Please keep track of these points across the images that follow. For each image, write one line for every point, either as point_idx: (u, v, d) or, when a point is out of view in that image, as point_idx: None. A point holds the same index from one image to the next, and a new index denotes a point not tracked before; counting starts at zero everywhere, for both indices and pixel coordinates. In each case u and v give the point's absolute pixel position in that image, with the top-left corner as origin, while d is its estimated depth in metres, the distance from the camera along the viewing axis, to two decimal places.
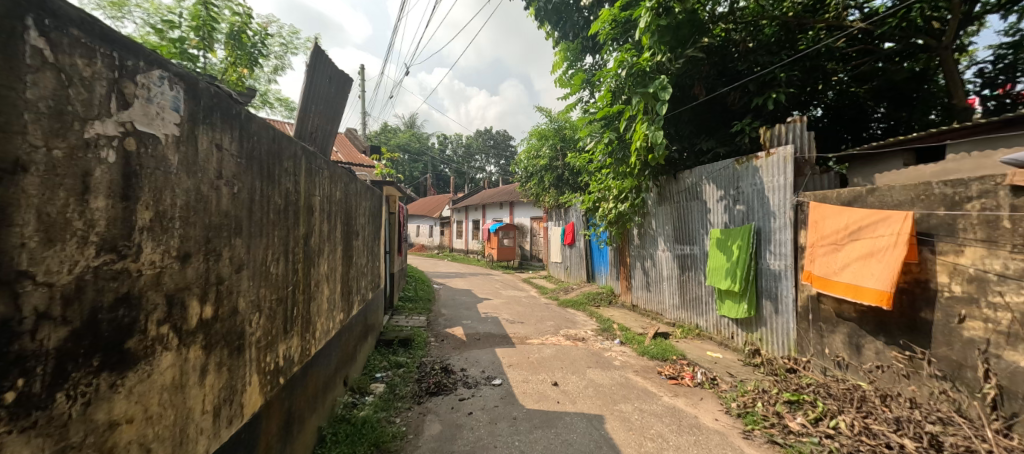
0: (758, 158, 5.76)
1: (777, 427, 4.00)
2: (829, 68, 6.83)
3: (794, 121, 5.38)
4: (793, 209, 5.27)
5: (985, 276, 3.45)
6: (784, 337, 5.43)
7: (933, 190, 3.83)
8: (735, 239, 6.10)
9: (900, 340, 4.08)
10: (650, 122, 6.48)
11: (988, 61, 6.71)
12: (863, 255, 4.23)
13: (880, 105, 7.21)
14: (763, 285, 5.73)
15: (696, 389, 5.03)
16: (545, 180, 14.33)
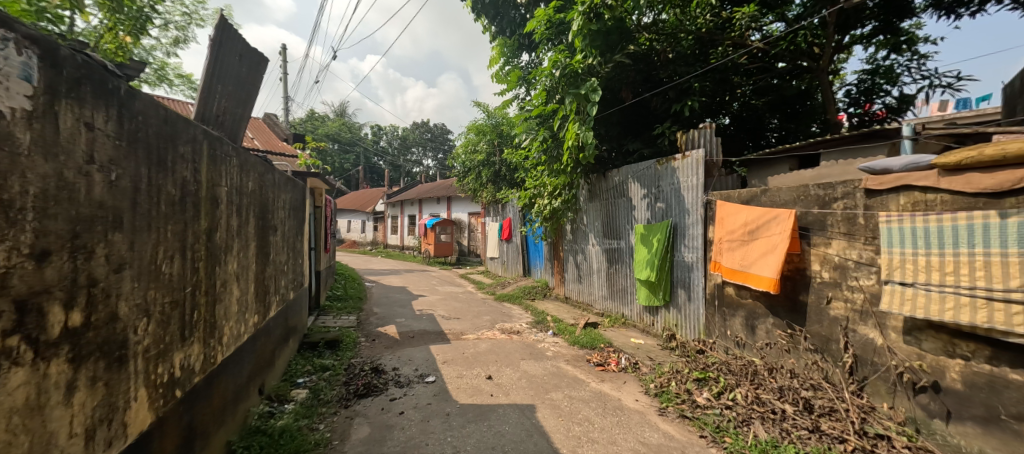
0: (675, 160, 6.20)
1: (687, 403, 4.40)
2: (735, 80, 7.54)
3: (705, 127, 5.87)
4: (704, 207, 5.76)
5: (846, 264, 4.03)
6: (695, 323, 5.94)
7: (809, 191, 4.38)
8: (655, 234, 6.54)
9: (784, 320, 4.64)
10: (581, 122, 6.71)
11: (854, 84, 7.78)
12: (759, 248, 4.73)
13: (774, 117, 8.08)
14: (678, 275, 6.23)
15: (621, 374, 5.36)
16: (483, 175, 14.35)
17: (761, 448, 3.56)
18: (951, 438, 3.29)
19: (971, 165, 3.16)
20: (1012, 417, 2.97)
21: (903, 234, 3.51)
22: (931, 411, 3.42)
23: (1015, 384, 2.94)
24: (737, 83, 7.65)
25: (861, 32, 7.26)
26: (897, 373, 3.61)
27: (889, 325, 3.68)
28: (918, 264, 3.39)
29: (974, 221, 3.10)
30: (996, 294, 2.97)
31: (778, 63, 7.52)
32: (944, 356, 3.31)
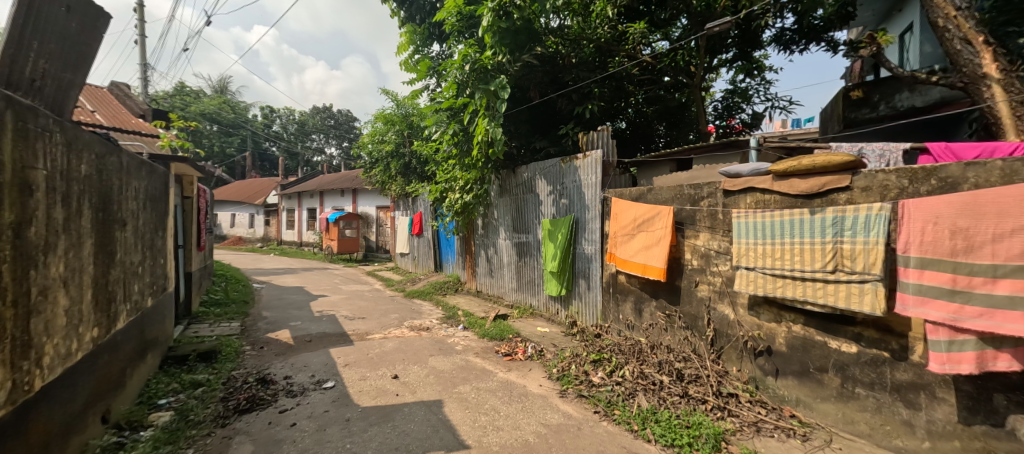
0: (577, 159, 6.72)
1: (584, 383, 4.89)
2: (629, 89, 8.35)
3: (603, 130, 6.48)
4: (601, 203, 6.34)
5: (709, 253, 4.76)
6: (594, 309, 6.54)
7: (684, 190, 5.08)
8: (559, 229, 7.04)
9: (664, 302, 5.34)
10: (491, 118, 6.94)
11: (720, 101, 9.07)
12: (647, 241, 5.36)
13: (661, 125, 9.12)
14: (579, 266, 6.78)
15: (528, 362, 5.74)
16: (392, 167, 14.07)
17: (643, 415, 4.08)
18: (779, 390, 4.10)
19: (794, 172, 3.83)
20: (816, 369, 3.78)
21: (747, 227, 4.20)
22: (766, 370, 4.21)
23: (818, 343, 3.75)
24: (630, 92, 8.45)
25: (725, 56, 8.47)
26: (744, 341, 4.37)
27: (738, 302, 4.44)
28: (756, 253, 4.10)
29: (793, 217, 3.80)
30: (805, 274, 3.70)
31: (663, 77, 8.46)
32: (774, 326, 4.10)
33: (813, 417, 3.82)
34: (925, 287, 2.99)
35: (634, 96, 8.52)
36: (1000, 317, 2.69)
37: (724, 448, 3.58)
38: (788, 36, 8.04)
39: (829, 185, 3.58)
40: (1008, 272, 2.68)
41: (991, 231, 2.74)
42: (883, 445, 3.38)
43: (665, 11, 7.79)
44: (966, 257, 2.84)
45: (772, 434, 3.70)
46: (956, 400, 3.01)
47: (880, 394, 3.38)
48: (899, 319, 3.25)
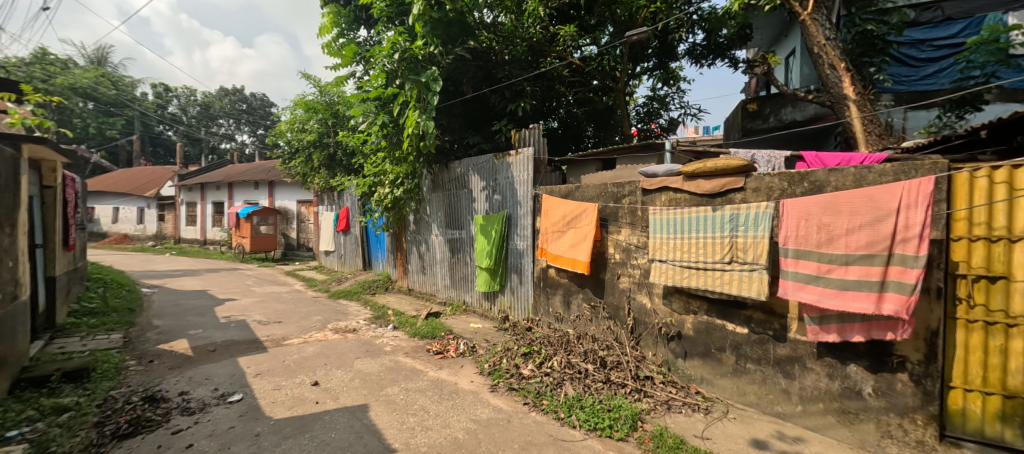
0: (510, 156, 6.87)
1: (515, 376, 4.96)
2: (560, 89, 8.66)
3: (534, 127, 6.74)
4: (533, 200, 6.51)
5: (630, 247, 5.09)
6: (526, 303, 6.73)
7: (608, 188, 5.35)
8: (492, 225, 7.14)
9: (590, 294, 5.63)
10: (421, 110, 6.85)
11: (642, 106, 9.77)
12: (574, 237, 5.54)
13: (591, 127, 9.57)
14: (511, 262, 6.95)
15: (459, 359, 5.72)
16: (314, 159, 13.40)
17: (569, 403, 4.31)
18: (687, 370, 4.55)
19: (700, 174, 4.25)
20: (717, 350, 4.26)
21: (660, 223, 4.56)
22: (677, 353, 4.64)
23: (719, 326, 4.23)
24: (560, 92, 8.76)
25: (644, 66, 9.08)
26: (659, 328, 4.79)
27: (655, 292, 4.82)
28: (668, 246, 4.47)
29: (699, 214, 4.21)
30: (708, 265, 4.13)
31: (591, 80, 8.87)
32: (684, 312, 4.53)
33: (714, 392, 4.30)
34: (799, 274, 3.53)
35: (564, 97, 8.86)
36: (852, 298, 3.26)
37: (640, 426, 3.93)
38: (698, 51, 8.75)
39: (728, 185, 4.04)
40: (857, 261, 3.24)
41: (846, 226, 3.29)
42: (768, 412, 3.92)
43: (592, 17, 8.23)
44: (827, 248, 3.39)
45: (681, 410, 4.11)
46: (820, 368, 3.60)
47: (766, 367, 3.91)
48: (781, 302, 3.79)
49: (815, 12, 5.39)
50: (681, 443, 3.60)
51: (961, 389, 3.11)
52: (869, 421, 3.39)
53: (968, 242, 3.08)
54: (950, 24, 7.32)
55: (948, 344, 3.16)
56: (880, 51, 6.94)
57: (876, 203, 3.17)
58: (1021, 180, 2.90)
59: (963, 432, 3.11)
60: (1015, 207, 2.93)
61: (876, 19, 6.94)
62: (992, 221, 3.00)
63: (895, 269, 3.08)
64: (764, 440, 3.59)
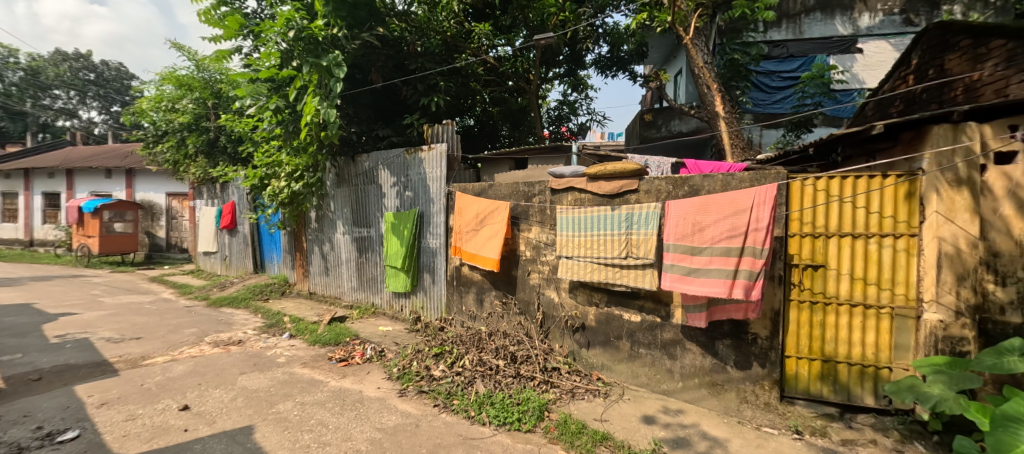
0: (422, 151, 6.54)
1: (424, 379, 4.88)
2: (474, 86, 8.71)
3: (447, 124, 6.41)
4: (446, 197, 6.30)
5: (539, 244, 5.27)
6: (438, 303, 6.51)
7: (518, 187, 5.45)
8: (403, 224, 6.74)
9: (502, 291, 5.70)
10: (322, 97, 6.09)
11: (553, 110, 10.40)
12: (486, 234, 5.47)
13: (505, 127, 9.83)
14: (423, 261, 6.67)
15: (366, 365, 5.41)
16: (189, 144, 11.72)
17: (479, 401, 4.36)
18: (589, 359, 4.91)
19: (601, 175, 4.65)
20: (615, 338, 4.68)
21: (567, 221, 4.86)
22: (581, 343, 4.98)
23: (616, 316, 4.66)
24: (474, 90, 8.78)
25: (557, 71, 9.85)
26: (565, 321, 5.08)
27: (561, 286, 5.10)
28: (573, 243, 4.81)
29: (600, 213, 4.60)
30: (607, 260, 4.53)
31: (507, 80, 9.16)
32: (587, 304, 4.89)
33: (612, 376, 4.71)
34: (675, 265, 4.05)
35: (478, 94, 8.91)
36: (713, 284, 3.81)
37: (546, 416, 4.15)
38: (604, 62, 9.63)
39: (624, 188, 4.52)
40: (719, 252, 3.80)
41: (713, 220, 3.86)
42: (655, 390, 4.42)
43: (507, 18, 8.37)
44: (698, 241, 3.94)
45: (584, 397, 4.43)
46: (696, 349, 4.16)
47: (654, 350, 4.41)
48: (666, 291, 4.31)
49: (695, 38, 6.28)
50: (583, 428, 3.87)
51: (794, 357, 3.86)
52: (732, 390, 4.01)
53: (799, 237, 3.84)
54: (793, 60, 8.89)
55: (785, 322, 3.89)
56: (743, 78, 8.55)
57: (736, 204, 3.76)
58: (834, 188, 3.70)
59: (795, 391, 3.88)
60: (829, 209, 3.73)
61: (741, 50, 8.67)
62: (815, 221, 3.78)
63: (746, 259, 3.67)
64: (652, 415, 4.04)
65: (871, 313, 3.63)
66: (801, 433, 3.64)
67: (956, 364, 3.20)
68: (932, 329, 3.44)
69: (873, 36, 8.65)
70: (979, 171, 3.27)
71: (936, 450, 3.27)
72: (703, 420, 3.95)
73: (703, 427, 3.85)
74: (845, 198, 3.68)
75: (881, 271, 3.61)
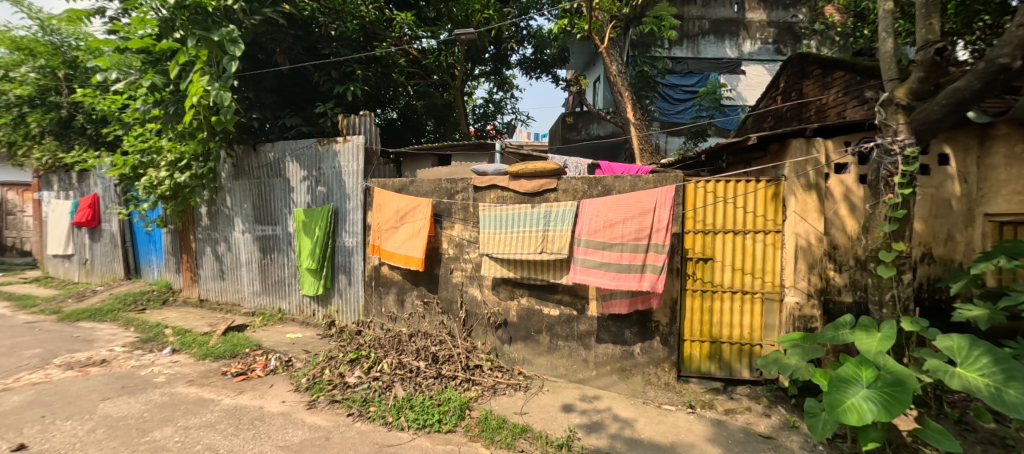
0: (337, 143, 6.03)
1: (338, 387, 4.57)
2: (397, 78, 8.30)
3: (365, 115, 5.98)
4: (363, 193, 5.88)
5: (462, 242, 5.20)
6: (356, 305, 6.07)
7: (441, 184, 5.31)
8: (316, 222, 6.15)
9: (424, 290, 5.51)
10: (212, 76, 5.31)
11: (480, 107, 10.56)
12: (408, 232, 5.28)
13: (430, 121, 9.75)
14: (339, 261, 6.15)
15: (268, 378, 4.89)
16: (30, 123, 9.58)
17: (398, 405, 4.20)
18: (512, 354, 5.01)
19: (523, 173, 4.78)
20: (535, 332, 4.85)
21: (489, 219, 4.88)
22: (504, 339, 5.06)
23: (537, 311, 4.82)
24: (397, 81, 8.38)
25: (482, 69, 9.77)
26: (488, 318, 5.11)
27: (484, 284, 5.12)
28: (493, 240, 4.83)
29: (521, 210, 4.71)
30: (525, 256, 4.62)
31: (431, 75, 8.87)
32: (509, 300, 4.98)
33: (533, 370, 4.86)
34: (589, 261, 4.31)
35: (401, 86, 8.50)
36: (624, 278, 4.14)
37: (467, 414, 4.13)
38: (529, 63, 9.91)
39: (544, 186, 4.68)
40: (629, 248, 4.14)
41: (622, 217, 4.18)
42: (573, 379, 4.66)
43: (432, 11, 8.16)
44: (609, 238, 4.23)
45: (505, 392, 4.50)
46: (609, 338, 4.48)
47: (571, 342, 4.66)
48: (583, 285, 4.57)
49: (610, 48, 6.86)
50: (503, 422, 3.93)
51: (688, 341, 4.34)
52: (638, 374, 4.38)
53: (693, 233, 4.31)
54: (692, 75, 9.98)
55: (682, 309, 4.35)
56: (652, 88, 9.43)
57: (641, 204, 4.15)
58: (719, 190, 4.22)
59: (689, 370, 4.37)
60: (716, 209, 4.25)
61: (650, 62, 9.48)
62: (705, 219, 4.27)
63: (652, 254, 4.07)
64: (570, 404, 4.26)
65: (747, 298, 4.23)
66: (694, 407, 4.12)
67: (808, 338, 3.83)
68: (791, 309, 4.13)
69: (753, 61, 10.11)
70: (823, 179, 4.04)
71: (793, 411, 3.95)
72: (615, 403, 4.26)
73: (614, 410, 4.15)
74: (729, 199, 4.22)
75: (755, 262, 4.22)
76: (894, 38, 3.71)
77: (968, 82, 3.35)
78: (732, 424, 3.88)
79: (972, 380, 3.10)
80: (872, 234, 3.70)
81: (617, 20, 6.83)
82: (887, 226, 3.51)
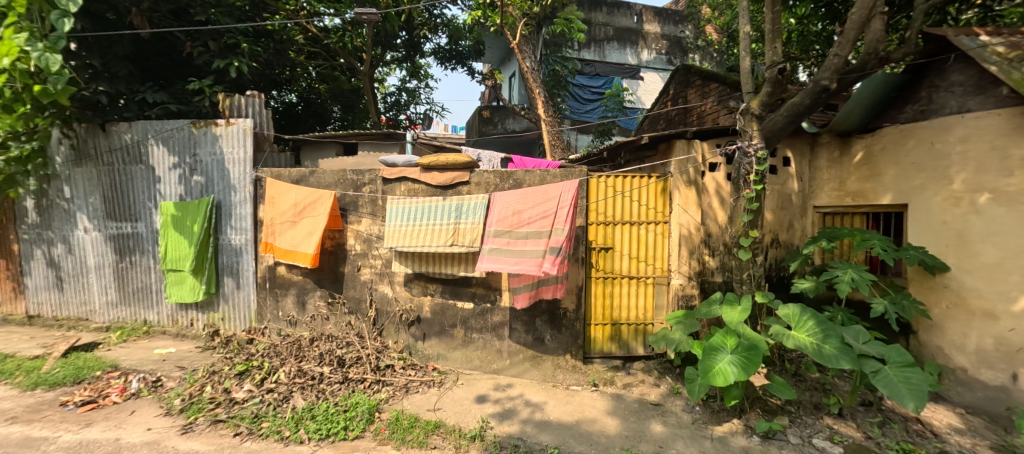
0: (217, 126, 5.25)
1: (222, 405, 4.01)
2: (295, 57, 7.61)
3: (253, 96, 5.36)
4: (253, 184, 5.21)
5: (371, 237, 4.92)
6: (246, 311, 5.38)
7: (347, 175, 4.96)
8: (191, 216, 5.26)
9: (328, 291, 5.10)
10: (32, 35, 4.33)
11: (395, 95, 10.19)
12: (305, 228, 4.77)
13: (336, 106, 9.06)
14: (223, 261, 5.37)
15: (129, 404, 4.10)
16: None
17: (296, 417, 3.83)
18: (426, 350, 4.90)
19: (435, 166, 4.66)
20: (449, 327, 4.81)
21: (397, 212, 4.68)
22: (417, 337, 4.92)
23: (450, 305, 4.78)
24: (295, 60, 7.59)
25: (394, 55, 9.39)
26: (399, 315, 4.93)
27: (396, 280, 4.91)
28: (399, 233, 4.62)
29: (431, 203, 4.59)
30: (432, 249, 4.48)
31: (337, 57, 8.38)
32: (422, 296, 4.86)
33: (447, 365, 4.81)
34: (496, 249, 4.31)
35: (300, 64, 7.79)
36: (527, 263, 4.18)
37: (376, 417, 3.93)
38: (443, 54, 9.76)
39: (456, 179, 4.65)
40: (533, 235, 4.24)
41: (529, 205, 4.30)
42: (487, 370, 4.73)
43: None
44: (516, 227, 4.31)
45: (418, 389, 4.39)
46: (523, 328, 4.64)
47: (486, 334, 4.72)
48: (496, 277, 4.65)
49: (523, 45, 7.04)
50: (415, 421, 3.82)
51: (593, 324, 4.68)
52: (548, 359, 4.63)
53: (595, 225, 4.64)
54: (598, 78, 10.62)
55: (587, 295, 4.67)
56: (562, 87, 9.84)
57: (547, 194, 4.29)
58: (617, 185, 4.63)
59: (593, 352, 4.72)
60: (614, 202, 4.64)
61: (561, 62, 9.87)
62: (605, 212, 4.64)
63: (553, 239, 4.16)
64: (484, 394, 4.31)
65: (642, 282, 4.71)
66: (598, 385, 4.47)
67: (688, 315, 4.36)
68: (676, 291, 4.70)
69: (650, 69, 11.13)
70: (699, 176, 4.66)
71: (679, 379, 4.51)
72: (527, 389, 4.43)
73: (526, 396, 4.31)
74: (625, 193, 4.65)
75: (647, 250, 4.71)
76: (751, 57, 4.38)
77: (802, 99, 4.12)
78: (629, 397, 4.30)
79: (803, 341, 3.84)
80: (735, 224, 4.34)
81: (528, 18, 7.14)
82: (745, 216, 4.18)
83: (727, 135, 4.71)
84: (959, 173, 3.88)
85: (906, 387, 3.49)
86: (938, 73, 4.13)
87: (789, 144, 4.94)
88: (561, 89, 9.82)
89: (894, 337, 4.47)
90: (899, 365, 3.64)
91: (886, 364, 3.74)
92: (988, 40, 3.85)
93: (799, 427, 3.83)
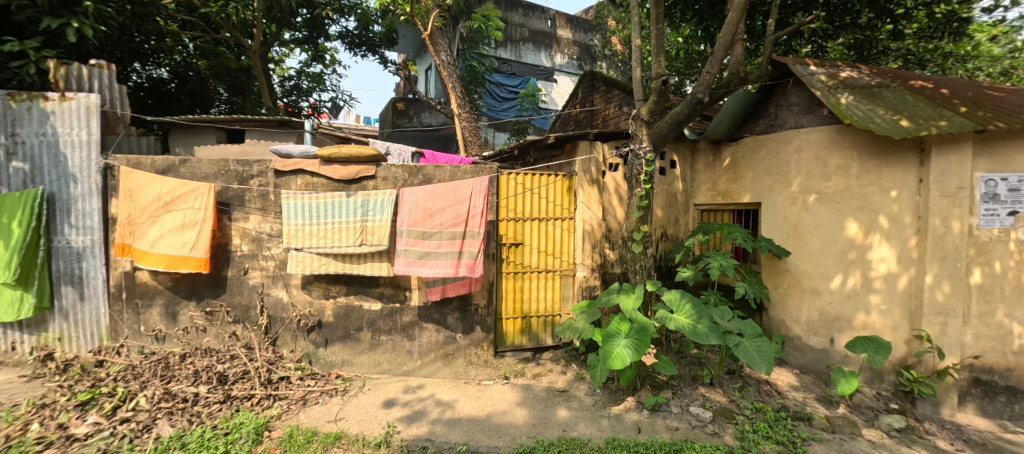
0: (47, 100, 4.22)
1: (57, 443, 3.23)
2: (163, 25, 6.48)
3: (99, 67, 4.44)
4: (99, 174, 4.30)
5: (261, 237, 4.40)
6: (93, 328, 4.42)
7: (230, 166, 4.34)
8: (9, 212, 4.11)
9: (207, 298, 4.43)
10: None
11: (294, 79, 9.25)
12: (169, 224, 4.09)
13: (220, 89, 7.97)
14: (57, 268, 4.33)
15: None
16: None
17: (163, 447, 3.25)
18: (329, 358, 4.53)
19: (335, 159, 4.31)
20: (354, 330, 4.51)
21: (294, 209, 4.20)
22: (317, 344, 4.53)
23: (356, 308, 4.49)
24: (165, 29, 6.47)
25: (294, 35, 8.49)
26: (297, 321, 4.49)
27: (292, 283, 4.46)
28: (301, 233, 4.20)
29: (333, 199, 4.20)
30: (342, 249, 4.20)
31: (221, 30, 7.30)
32: (323, 299, 4.48)
33: (352, 371, 4.51)
34: (411, 251, 4.20)
35: (170, 31, 6.62)
36: (443, 266, 4.25)
37: (264, 437, 3.50)
38: (351, 38, 9.02)
39: (361, 173, 4.32)
40: (447, 236, 4.24)
41: (442, 205, 4.24)
42: (397, 373, 4.55)
43: None
44: (428, 227, 4.22)
45: (318, 401, 4.02)
46: (434, 328, 4.56)
47: (395, 335, 4.53)
48: (405, 277, 4.47)
49: (436, 37, 6.87)
50: (312, 435, 3.50)
51: (505, 319, 4.81)
52: (460, 356, 4.62)
53: (505, 221, 4.72)
54: (514, 77, 10.75)
55: (499, 291, 4.76)
56: (479, 84, 9.71)
57: (458, 192, 4.29)
58: (526, 182, 4.77)
59: (504, 346, 4.85)
60: (523, 199, 4.77)
61: (477, 58, 9.80)
62: (515, 208, 4.75)
63: (468, 241, 4.29)
64: (392, 398, 4.12)
65: (550, 276, 4.94)
66: (508, 378, 4.57)
67: (591, 304, 4.65)
68: (580, 282, 4.99)
69: (563, 72, 11.57)
70: (599, 176, 4.99)
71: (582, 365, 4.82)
72: (438, 388, 4.34)
73: (437, 396, 4.22)
74: (533, 190, 4.81)
75: (555, 245, 4.94)
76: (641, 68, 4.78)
77: (683, 108, 4.63)
78: (537, 386, 4.48)
79: (683, 322, 4.34)
80: (629, 220, 4.75)
81: (441, 10, 6.86)
82: (637, 212, 4.60)
83: (621, 138, 5.11)
84: (796, 177, 4.72)
85: (758, 355, 4.14)
86: (782, 93, 4.95)
87: (672, 148, 5.53)
88: (478, 85, 9.75)
89: (750, 314, 5.31)
90: (753, 337, 4.29)
91: (743, 336, 4.38)
92: (815, 70, 4.69)
93: (680, 397, 4.33)
